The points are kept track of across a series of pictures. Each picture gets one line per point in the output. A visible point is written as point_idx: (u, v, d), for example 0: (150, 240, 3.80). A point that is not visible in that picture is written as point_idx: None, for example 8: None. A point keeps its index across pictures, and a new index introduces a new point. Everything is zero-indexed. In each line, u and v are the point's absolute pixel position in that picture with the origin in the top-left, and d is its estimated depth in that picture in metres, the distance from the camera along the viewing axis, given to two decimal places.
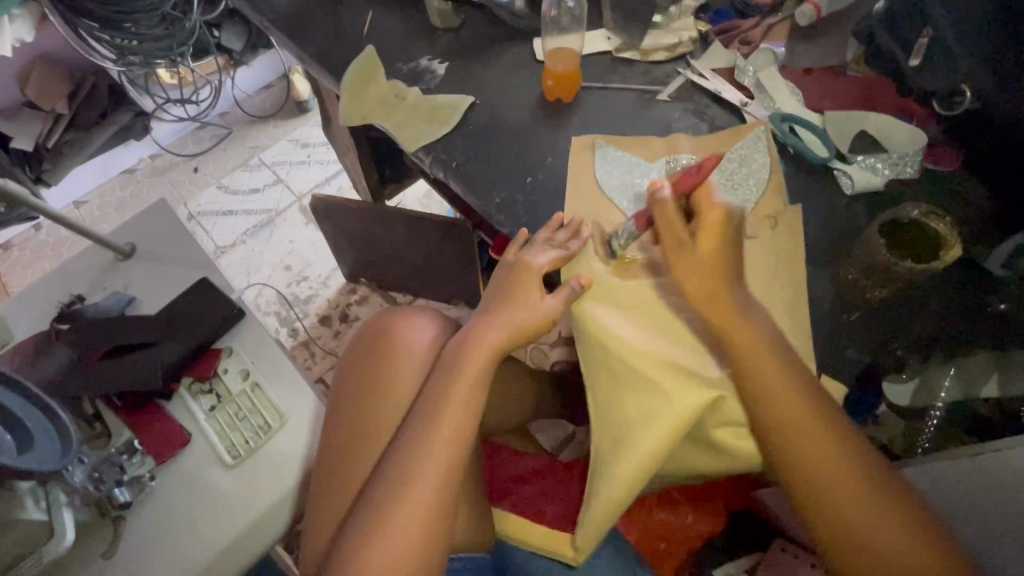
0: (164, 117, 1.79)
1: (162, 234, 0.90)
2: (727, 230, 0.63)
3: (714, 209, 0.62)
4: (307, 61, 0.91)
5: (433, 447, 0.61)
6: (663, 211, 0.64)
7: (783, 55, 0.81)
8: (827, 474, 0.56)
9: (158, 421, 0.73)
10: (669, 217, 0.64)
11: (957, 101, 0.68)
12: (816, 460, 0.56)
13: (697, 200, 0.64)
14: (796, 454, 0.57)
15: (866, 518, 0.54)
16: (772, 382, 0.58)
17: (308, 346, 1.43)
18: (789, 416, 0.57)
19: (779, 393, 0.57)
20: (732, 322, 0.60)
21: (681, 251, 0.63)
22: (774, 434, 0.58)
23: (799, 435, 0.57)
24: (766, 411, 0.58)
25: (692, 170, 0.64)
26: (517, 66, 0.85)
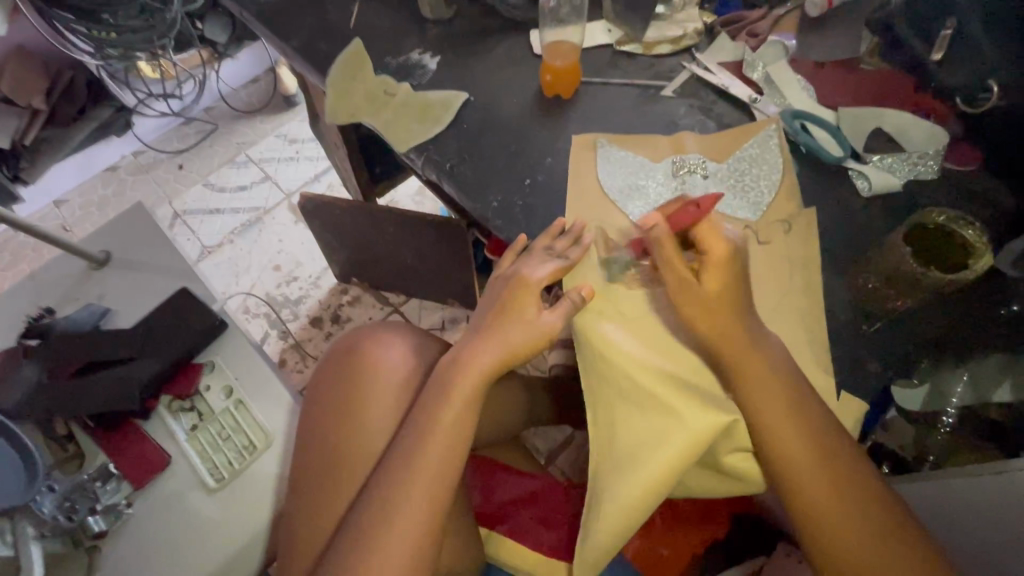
0: (146, 113, 1.72)
1: (138, 241, 0.85)
2: (731, 267, 0.58)
3: (719, 244, 0.58)
4: (290, 55, 0.86)
5: (418, 474, 0.57)
6: (661, 246, 0.60)
7: (794, 47, 0.77)
8: (835, 501, 0.53)
9: (134, 443, 0.70)
10: (668, 254, 0.59)
11: (982, 99, 0.64)
12: (825, 487, 0.53)
13: (697, 237, 0.59)
14: (803, 480, 0.53)
15: (878, 550, 0.51)
16: (775, 404, 0.55)
17: (298, 349, 1.38)
18: (794, 439, 0.54)
19: (784, 415, 0.55)
20: (745, 335, 0.57)
21: (680, 287, 0.59)
22: (779, 459, 0.54)
23: (805, 459, 0.54)
24: (769, 434, 0.55)
25: (691, 208, 0.60)
26: (514, 60, 0.81)
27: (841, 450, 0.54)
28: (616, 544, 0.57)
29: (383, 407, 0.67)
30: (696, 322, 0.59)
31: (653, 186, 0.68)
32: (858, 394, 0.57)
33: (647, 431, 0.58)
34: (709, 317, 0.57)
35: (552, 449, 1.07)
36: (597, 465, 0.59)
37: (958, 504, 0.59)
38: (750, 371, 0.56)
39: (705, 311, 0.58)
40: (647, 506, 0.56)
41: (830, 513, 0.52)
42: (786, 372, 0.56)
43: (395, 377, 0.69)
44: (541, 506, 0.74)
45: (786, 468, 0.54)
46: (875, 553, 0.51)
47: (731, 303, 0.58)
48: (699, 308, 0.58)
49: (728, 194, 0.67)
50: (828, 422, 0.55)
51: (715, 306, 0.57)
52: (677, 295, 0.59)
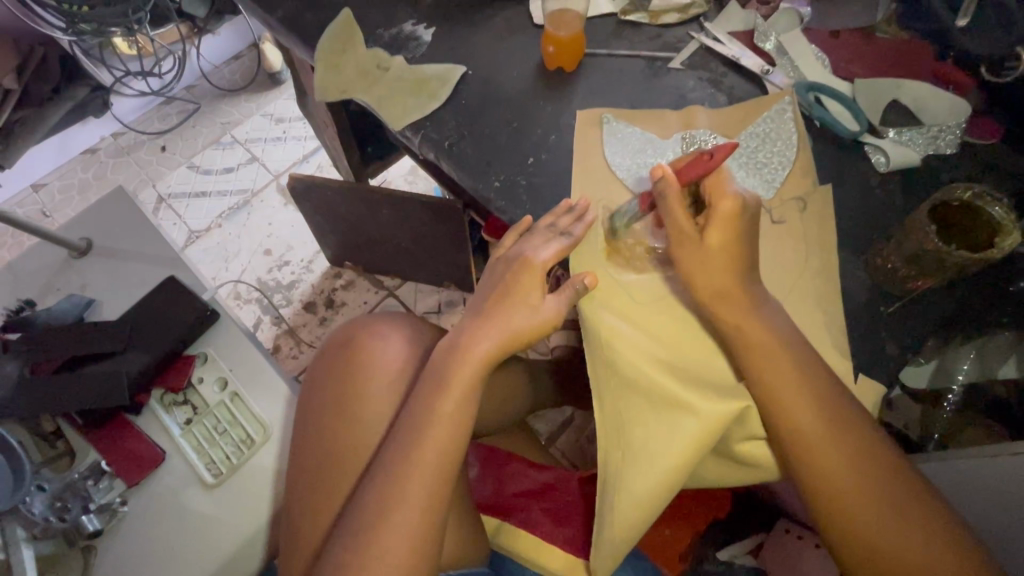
0: (124, 92, 1.65)
1: (121, 227, 0.81)
2: (739, 224, 0.56)
3: (727, 199, 0.55)
4: (274, 27, 0.81)
5: (418, 463, 0.55)
6: (668, 201, 0.57)
7: (808, 15, 0.74)
8: (852, 480, 0.51)
9: (127, 439, 0.68)
10: (673, 209, 0.57)
11: (1009, 68, 0.62)
12: (840, 473, 0.51)
13: (707, 188, 0.57)
14: (818, 461, 0.51)
15: (896, 528, 0.49)
16: (789, 390, 0.53)
17: (292, 335, 1.34)
18: (808, 418, 0.52)
19: (798, 397, 0.52)
20: (759, 318, 0.55)
21: (687, 243, 0.57)
22: (794, 443, 0.52)
23: (820, 438, 0.52)
24: (780, 416, 0.53)
25: (704, 158, 0.56)
26: (513, 30, 0.77)
27: (857, 427, 0.52)
28: (628, 534, 0.56)
29: (380, 397, 0.64)
30: (716, 308, 0.56)
31: (662, 163, 0.65)
32: (878, 376, 0.56)
33: (659, 420, 0.56)
34: (727, 301, 0.55)
35: (552, 430, 1.05)
36: (605, 455, 0.57)
37: (973, 487, 0.58)
38: (772, 356, 0.54)
39: (721, 295, 0.56)
40: (662, 495, 0.55)
41: (846, 492, 0.51)
42: (804, 357, 0.54)
43: (391, 369, 0.66)
44: (551, 500, 0.73)
45: (800, 449, 0.52)
46: (894, 531, 0.49)
47: (736, 256, 0.56)
48: (716, 292, 0.55)
49: (740, 171, 0.64)
50: (848, 405, 0.53)
51: (732, 287, 0.55)
52: (690, 276, 0.57)
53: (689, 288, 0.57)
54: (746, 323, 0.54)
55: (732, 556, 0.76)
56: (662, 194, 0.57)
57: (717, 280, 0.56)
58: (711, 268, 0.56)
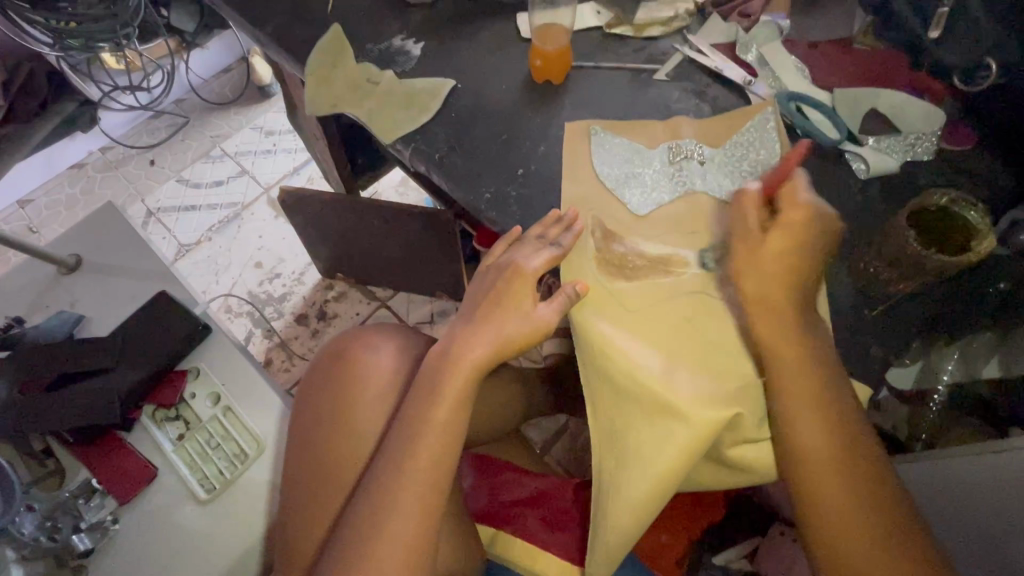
0: (112, 106, 1.65)
1: (111, 243, 0.81)
2: (804, 236, 0.57)
3: (799, 207, 0.57)
4: (264, 42, 0.82)
5: (410, 479, 0.55)
6: (741, 202, 0.60)
7: (787, 28, 0.76)
8: (842, 503, 0.51)
9: (117, 456, 0.68)
10: (743, 209, 0.60)
11: (980, 77, 0.64)
12: (834, 478, 0.52)
13: (782, 197, 0.59)
14: (813, 478, 0.52)
15: (878, 557, 0.50)
16: (790, 391, 0.54)
17: (284, 347, 1.34)
18: (811, 435, 0.53)
19: (804, 411, 0.53)
20: None
21: (745, 241, 0.59)
22: (792, 444, 0.53)
23: (818, 456, 0.52)
24: (782, 424, 0.54)
25: (774, 170, 0.60)
26: (501, 44, 0.78)
27: (857, 450, 0.53)
28: (622, 540, 0.57)
29: (374, 408, 0.65)
30: None
31: (650, 173, 0.66)
32: (864, 378, 0.57)
33: (651, 426, 0.57)
34: None
35: (546, 439, 1.06)
36: (598, 460, 0.58)
37: (959, 486, 0.59)
38: None
39: None
40: (654, 500, 0.56)
41: (835, 512, 0.51)
42: (793, 360, 0.54)
43: (385, 380, 0.66)
44: (546, 507, 0.73)
45: (797, 463, 0.53)
46: (874, 558, 0.50)
47: (782, 260, 0.57)
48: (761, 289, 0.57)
49: (725, 180, 0.65)
50: (844, 409, 0.54)
51: (780, 284, 0.56)
52: None
53: None
54: None
55: (728, 561, 0.78)
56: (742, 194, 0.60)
57: (763, 277, 0.57)
58: (763, 268, 0.57)
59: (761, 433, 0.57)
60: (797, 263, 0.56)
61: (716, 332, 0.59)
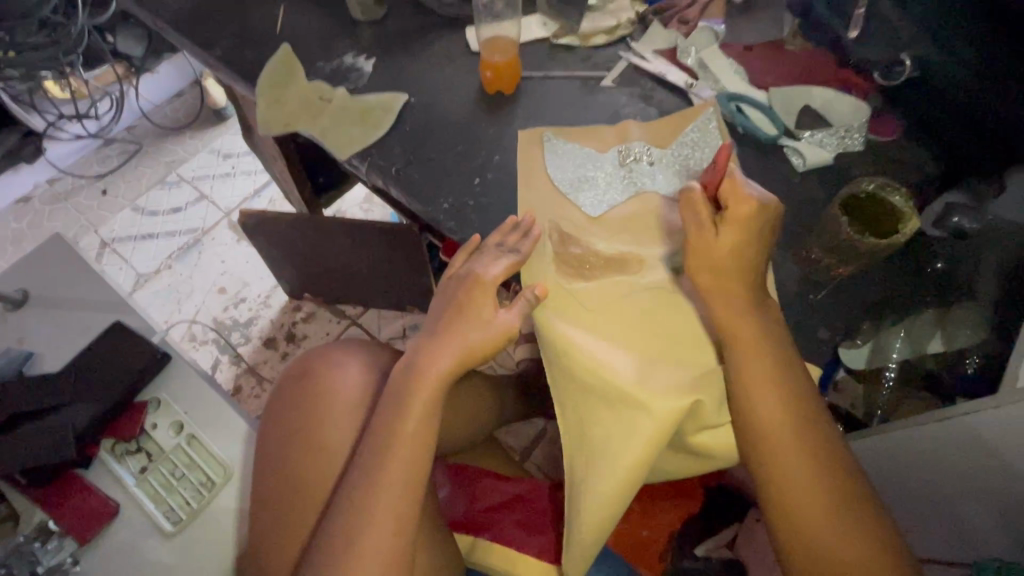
0: (59, 136, 1.61)
1: (60, 275, 0.79)
2: (752, 230, 0.57)
3: (744, 203, 0.57)
4: (213, 64, 0.82)
5: (382, 493, 0.55)
6: (689, 200, 0.60)
7: (723, 33, 0.80)
8: (802, 476, 0.53)
9: (76, 495, 0.66)
10: (693, 207, 0.59)
11: (898, 71, 0.69)
12: (792, 449, 0.54)
13: (727, 195, 0.58)
14: (774, 450, 0.54)
15: (834, 530, 0.52)
16: (750, 368, 0.56)
17: (253, 373, 1.31)
18: (771, 410, 0.55)
19: (766, 386, 0.55)
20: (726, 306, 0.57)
21: (699, 240, 0.59)
22: (753, 417, 0.55)
23: (780, 433, 0.54)
24: (743, 398, 0.56)
25: (710, 166, 0.60)
26: (452, 57, 0.80)
27: (812, 423, 0.55)
28: (597, 534, 0.58)
29: (342, 425, 0.64)
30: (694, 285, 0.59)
31: (602, 176, 0.68)
32: (813, 359, 0.60)
33: (617, 421, 0.58)
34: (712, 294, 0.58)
35: (525, 446, 1.06)
36: (568, 457, 0.60)
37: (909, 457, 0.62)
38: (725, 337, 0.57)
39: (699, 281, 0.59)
40: (624, 494, 0.57)
41: (794, 481, 0.53)
42: (756, 341, 0.56)
43: (353, 396, 0.66)
44: (523, 510, 0.75)
45: (760, 436, 0.55)
46: (831, 528, 0.52)
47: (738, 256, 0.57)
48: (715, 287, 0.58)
49: (674, 179, 0.68)
50: (801, 383, 0.56)
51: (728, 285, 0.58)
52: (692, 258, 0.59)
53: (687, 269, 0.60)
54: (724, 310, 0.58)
55: (709, 552, 0.81)
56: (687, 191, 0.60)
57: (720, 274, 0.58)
58: (717, 265, 0.58)
59: (721, 418, 0.59)
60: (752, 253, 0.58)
61: (674, 326, 0.61)
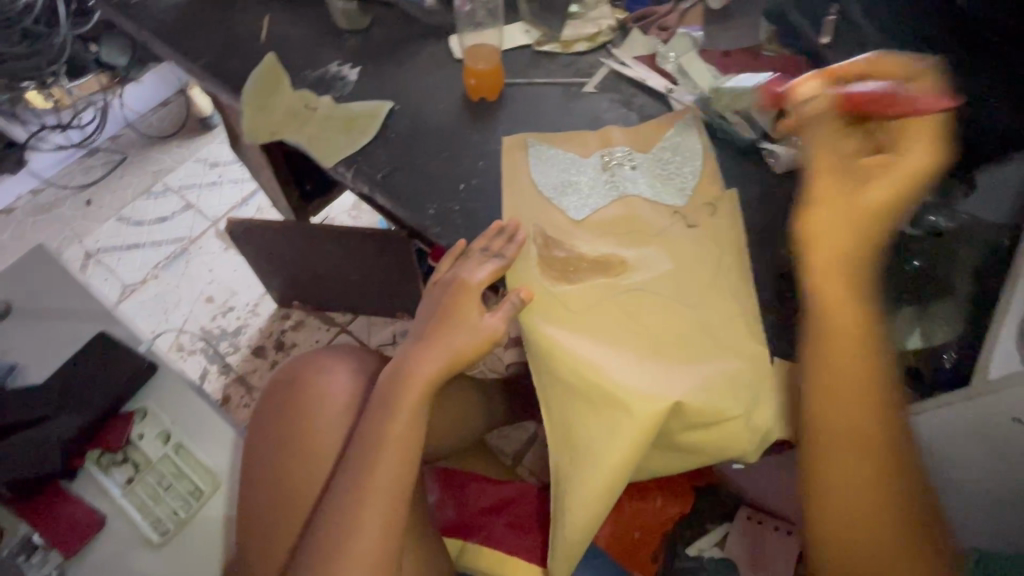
0: (41, 146, 1.59)
1: (43, 285, 0.78)
2: (916, 186, 0.50)
3: (921, 152, 0.49)
4: (199, 73, 0.82)
5: (369, 497, 0.56)
6: (814, 127, 0.56)
7: (702, 39, 0.82)
8: (862, 483, 0.52)
9: (62, 507, 0.65)
10: (822, 138, 0.55)
11: None
12: (857, 456, 0.52)
13: (906, 137, 0.51)
14: (839, 454, 0.52)
15: (874, 539, 0.52)
16: (842, 366, 0.52)
17: (242, 382, 1.30)
18: (847, 412, 0.52)
19: (852, 388, 0.52)
20: (823, 282, 0.52)
21: (828, 186, 0.54)
22: (825, 414, 0.53)
23: (854, 437, 0.52)
24: (825, 394, 0.53)
25: (885, 92, 0.51)
26: (436, 64, 0.81)
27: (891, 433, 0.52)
28: (583, 532, 0.59)
29: (329, 430, 0.65)
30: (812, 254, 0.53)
31: (585, 180, 0.70)
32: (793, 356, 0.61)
33: (601, 422, 0.59)
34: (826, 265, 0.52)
35: (517, 450, 1.06)
36: (554, 457, 0.61)
37: None
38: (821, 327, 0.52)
39: (827, 252, 0.52)
40: (609, 492, 0.58)
41: (848, 486, 0.52)
42: (854, 340, 0.52)
43: (340, 402, 0.66)
44: (510, 513, 0.75)
45: (829, 435, 0.53)
46: (873, 536, 0.52)
47: (871, 210, 0.51)
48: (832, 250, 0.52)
49: (655, 182, 0.69)
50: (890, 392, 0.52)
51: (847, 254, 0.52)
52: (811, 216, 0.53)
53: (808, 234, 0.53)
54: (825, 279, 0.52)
55: (701, 551, 0.83)
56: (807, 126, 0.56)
57: (842, 232, 0.52)
58: (843, 218, 0.52)
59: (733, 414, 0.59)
60: (888, 209, 0.51)
61: (657, 327, 0.62)
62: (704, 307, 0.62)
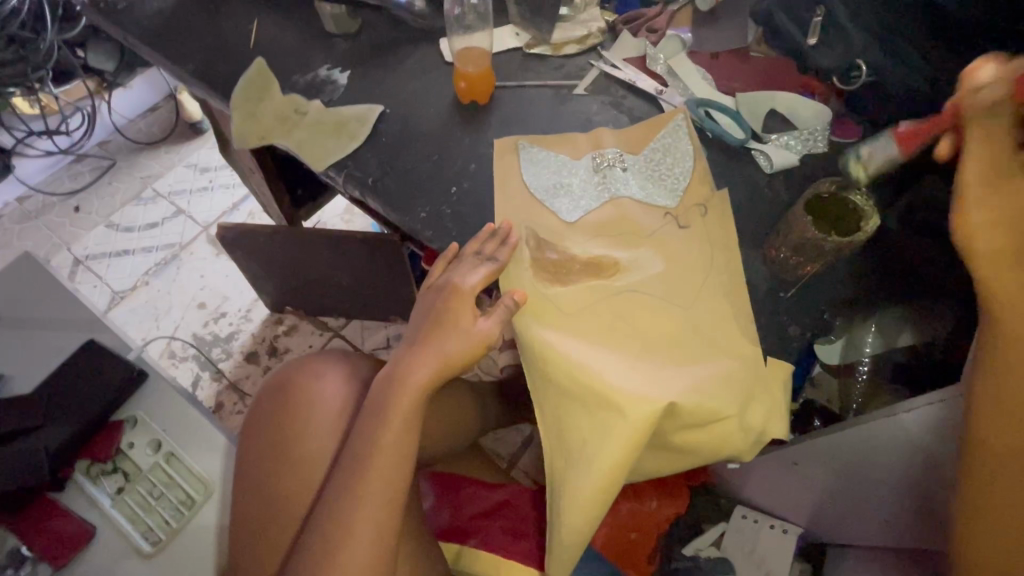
0: (28, 153, 1.58)
1: (29, 294, 0.77)
2: None
3: None
4: (186, 79, 0.82)
5: (363, 504, 0.56)
6: (985, 117, 0.48)
7: (690, 41, 0.82)
8: (1019, 470, 0.51)
9: (50, 519, 0.64)
10: (993, 131, 0.48)
11: (854, 77, 0.71)
12: (1014, 445, 0.50)
13: None
14: (999, 442, 0.51)
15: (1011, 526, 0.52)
16: (1016, 353, 0.49)
17: (235, 388, 1.29)
18: (1017, 399, 0.49)
19: (1023, 376, 0.49)
20: (1001, 270, 0.48)
21: (995, 178, 0.49)
22: (987, 402, 0.50)
23: (1017, 425, 0.50)
24: (992, 381, 0.50)
25: None
26: (426, 67, 0.80)
27: None
28: (578, 534, 0.60)
29: (322, 435, 0.64)
30: (982, 244, 0.49)
31: (577, 182, 0.70)
32: (784, 355, 0.61)
33: (595, 424, 0.59)
34: (1010, 252, 0.48)
35: (513, 452, 1.06)
36: (548, 459, 0.61)
37: (875, 450, 0.65)
38: (1022, 308, 0.48)
39: (1004, 241, 0.48)
40: (604, 494, 0.58)
41: (1000, 472, 0.52)
42: None
43: (333, 408, 0.66)
44: (504, 518, 0.76)
45: (984, 427, 0.51)
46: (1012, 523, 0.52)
47: None
48: (995, 244, 0.48)
49: (646, 184, 0.69)
50: None
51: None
52: (972, 205, 0.49)
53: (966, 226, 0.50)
54: (1022, 265, 0.48)
55: (698, 551, 0.87)
56: (975, 116, 0.49)
57: (1005, 230, 0.48)
58: (1019, 206, 0.48)
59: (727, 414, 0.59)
60: None
61: (649, 328, 0.62)
62: (696, 307, 0.62)
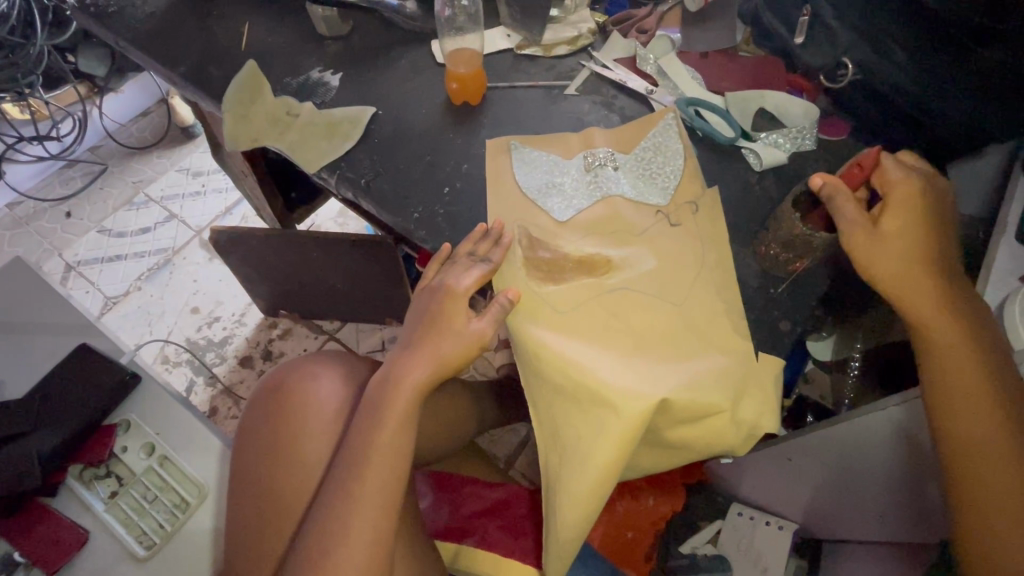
0: (19, 158, 1.57)
1: (19, 300, 0.76)
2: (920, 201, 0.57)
3: (903, 184, 0.57)
4: (178, 82, 0.82)
5: (359, 504, 0.56)
6: (835, 203, 0.58)
7: (679, 42, 0.83)
8: (996, 445, 0.53)
9: (40, 525, 0.63)
10: (845, 209, 0.57)
11: (840, 74, 0.73)
12: (977, 423, 0.53)
13: (879, 184, 0.59)
14: (961, 428, 0.53)
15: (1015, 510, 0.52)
16: (942, 342, 0.55)
17: (229, 394, 1.29)
18: (963, 379, 0.54)
19: (960, 356, 0.54)
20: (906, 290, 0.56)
21: (865, 230, 0.57)
22: (938, 390, 0.55)
23: (972, 403, 0.53)
24: (935, 371, 0.55)
25: (853, 170, 0.59)
26: (417, 69, 0.81)
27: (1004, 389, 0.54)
28: (575, 531, 0.60)
29: (317, 437, 0.64)
30: (882, 274, 0.56)
31: (569, 182, 0.70)
32: (775, 350, 0.62)
33: (588, 422, 0.60)
34: (904, 274, 0.56)
35: (509, 453, 1.06)
36: (544, 457, 0.61)
37: (867, 445, 0.65)
38: (927, 311, 0.55)
39: (900, 269, 0.56)
40: (599, 490, 0.59)
41: (977, 455, 0.53)
42: (948, 313, 0.55)
43: (327, 410, 0.66)
44: (503, 518, 0.77)
45: (947, 415, 0.54)
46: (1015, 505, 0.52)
47: (908, 223, 0.57)
48: (899, 267, 0.56)
49: (638, 182, 0.69)
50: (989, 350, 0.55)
51: (927, 271, 0.56)
52: (865, 248, 0.57)
53: (869, 265, 0.57)
54: (914, 285, 0.56)
55: (694, 548, 0.89)
56: (833, 195, 0.58)
57: (900, 260, 0.56)
58: (890, 240, 0.57)
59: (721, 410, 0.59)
60: (917, 222, 0.57)
61: (643, 326, 0.62)
62: (688, 305, 0.63)
